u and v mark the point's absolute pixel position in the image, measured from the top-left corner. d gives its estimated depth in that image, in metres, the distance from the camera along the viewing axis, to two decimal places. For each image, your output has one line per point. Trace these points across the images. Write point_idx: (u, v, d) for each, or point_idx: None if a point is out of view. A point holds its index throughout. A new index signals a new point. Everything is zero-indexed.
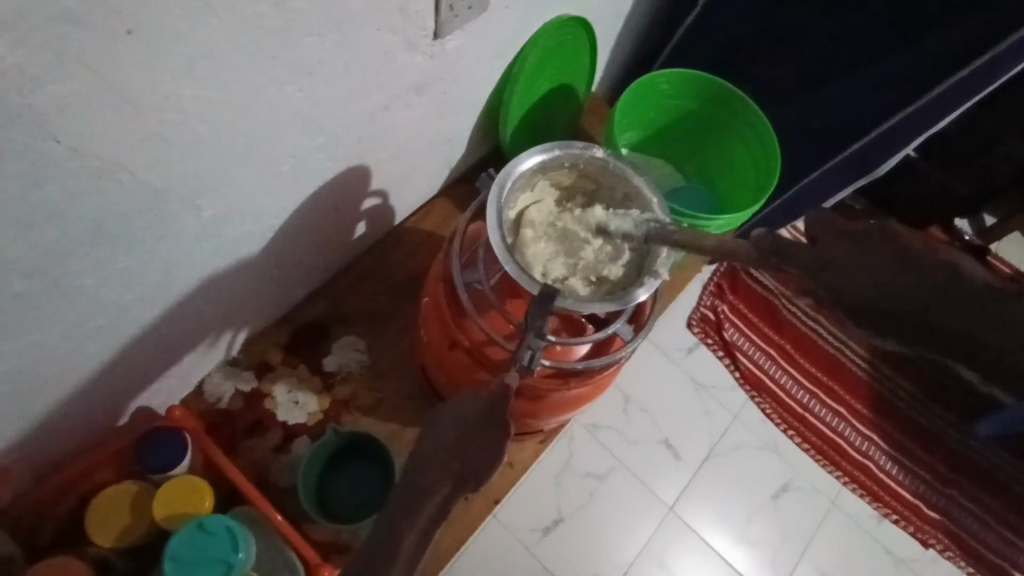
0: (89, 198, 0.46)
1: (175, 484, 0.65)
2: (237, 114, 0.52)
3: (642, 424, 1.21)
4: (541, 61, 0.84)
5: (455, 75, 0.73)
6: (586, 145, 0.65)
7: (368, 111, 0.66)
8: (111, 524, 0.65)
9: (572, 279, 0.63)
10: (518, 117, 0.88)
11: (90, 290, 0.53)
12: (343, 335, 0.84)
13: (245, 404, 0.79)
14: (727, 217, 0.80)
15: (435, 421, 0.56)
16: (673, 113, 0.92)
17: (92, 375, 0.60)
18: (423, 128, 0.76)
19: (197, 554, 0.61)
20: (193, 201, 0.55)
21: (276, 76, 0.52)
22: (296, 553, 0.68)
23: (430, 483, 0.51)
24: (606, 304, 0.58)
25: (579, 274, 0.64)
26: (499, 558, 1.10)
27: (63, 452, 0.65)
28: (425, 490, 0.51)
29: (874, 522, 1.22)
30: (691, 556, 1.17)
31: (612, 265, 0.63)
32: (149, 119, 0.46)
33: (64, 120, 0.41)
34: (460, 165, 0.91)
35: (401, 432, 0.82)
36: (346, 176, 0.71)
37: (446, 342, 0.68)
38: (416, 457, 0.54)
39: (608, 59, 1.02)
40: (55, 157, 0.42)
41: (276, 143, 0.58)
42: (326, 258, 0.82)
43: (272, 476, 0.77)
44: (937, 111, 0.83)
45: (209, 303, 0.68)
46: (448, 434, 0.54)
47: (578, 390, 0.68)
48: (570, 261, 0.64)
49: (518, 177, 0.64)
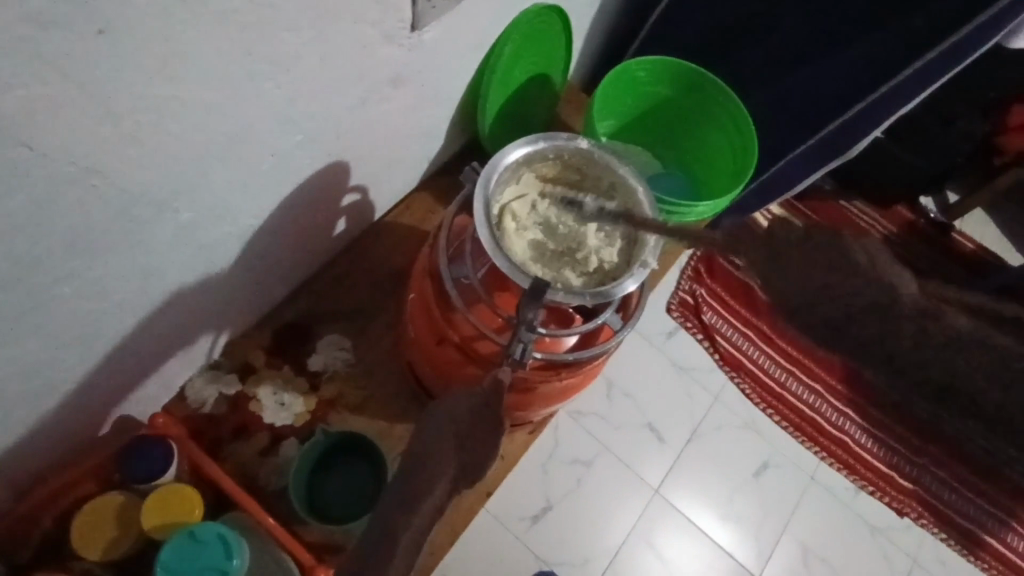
0: (63, 205, 0.45)
1: (163, 494, 0.64)
2: (211, 115, 0.50)
3: (625, 410, 1.23)
4: (517, 50, 0.83)
5: (432, 67, 0.72)
6: (572, 136, 0.65)
7: (346, 105, 0.65)
8: (97, 538, 0.63)
9: (565, 271, 0.63)
10: (496, 108, 0.88)
11: (67, 300, 0.51)
12: (327, 334, 0.83)
13: (229, 408, 0.78)
14: (706, 205, 0.80)
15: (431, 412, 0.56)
16: (648, 101, 0.92)
17: (71, 385, 0.59)
18: (402, 122, 0.75)
19: (188, 564, 0.60)
20: (170, 202, 0.53)
21: (251, 73, 0.51)
22: (290, 556, 0.67)
23: (426, 481, 0.51)
24: (597, 295, 0.58)
25: (569, 267, 0.64)
26: (490, 548, 1.11)
27: (44, 466, 0.64)
28: (425, 486, 0.50)
29: (851, 494, 1.26)
30: (678, 538, 1.19)
31: (605, 254, 0.63)
32: (123, 122, 0.44)
33: (36, 126, 0.40)
34: (439, 157, 0.90)
35: (390, 430, 0.81)
36: (325, 173, 0.70)
37: (435, 337, 0.68)
38: (414, 453, 0.53)
39: (583, 47, 1.02)
40: (24, 165, 0.41)
41: (253, 142, 0.57)
42: (307, 256, 0.80)
43: (261, 480, 0.76)
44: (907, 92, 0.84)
45: (187, 307, 0.66)
46: (442, 421, 0.54)
47: (568, 381, 0.68)
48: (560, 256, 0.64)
49: (503, 171, 0.63)
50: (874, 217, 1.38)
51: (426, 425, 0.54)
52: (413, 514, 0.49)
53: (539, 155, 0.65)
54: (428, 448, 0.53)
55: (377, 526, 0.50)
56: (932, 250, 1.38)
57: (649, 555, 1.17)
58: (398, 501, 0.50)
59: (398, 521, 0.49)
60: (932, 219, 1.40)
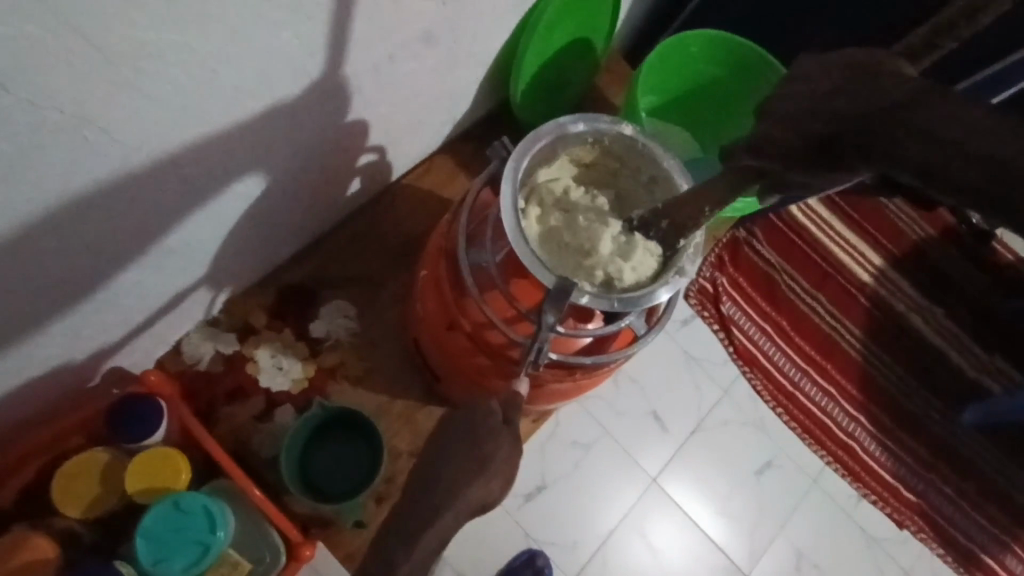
0: (50, 155, 0.41)
1: (150, 456, 0.61)
2: (220, 63, 0.45)
3: (632, 397, 1.19)
4: (561, 12, 0.76)
5: (467, 24, 0.66)
6: (614, 121, 0.60)
7: (370, 62, 0.59)
8: (79, 494, 0.61)
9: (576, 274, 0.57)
10: (531, 73, 0.81)
11: (52, 253, 0.47)
12: (333, 299, 0.79)
13: (226, 368, 0.75)
14: (748, 201, 0.75)
15: (449, 427, 0.54)
16: (697, 79, 0.86)
17: (59, 338, 0.56)
18: (430, 81, 0.70)
19: (170, 533, 0.58)
20: (172, 157, 0.49)
21: (268, 20, 0.45)
22: (277, 531, 0.65)
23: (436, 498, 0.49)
24: (625, 299, 0.55)
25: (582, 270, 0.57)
26: (480, 523, 1.10)
27: (30, 415, 0.61)
28: (436, 505, 0.49)
29: (852, 502, 1.23)
30: (669, 528, 1.17)
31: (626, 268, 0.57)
32: (120, 68, 0.39)
33: (18, 70, 0.35)
34: (466, 119, 0.84)
35: (390, 406, 0.78)
36: (342, 131, 0.65)
37: (446, 322, 0.64)
38: (427, 467, 0.52)
39: (632, 12, 0.94)
40: (4, 111, 0.36)
41: (269, 93, 0.52)
42: (317, 215, 0.76)
43: (252, 446, 0.74)
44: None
45: (187, 262, 0.62)
46: (456, 439, 0.52)
47: (581, 382, 0.64)
48: (573, 251, 0.58)
49: (536, 153, 0.59)
50: (910, 217, 1.33)
51: (441, 442, 0.52)
52: (421, 532, 0.48)
53: (577, 137, 0.60)
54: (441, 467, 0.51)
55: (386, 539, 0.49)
56: (966, 258, 1.33)
57: (639, 543, 1.15)
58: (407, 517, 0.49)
59: (404, 541, 0.48)
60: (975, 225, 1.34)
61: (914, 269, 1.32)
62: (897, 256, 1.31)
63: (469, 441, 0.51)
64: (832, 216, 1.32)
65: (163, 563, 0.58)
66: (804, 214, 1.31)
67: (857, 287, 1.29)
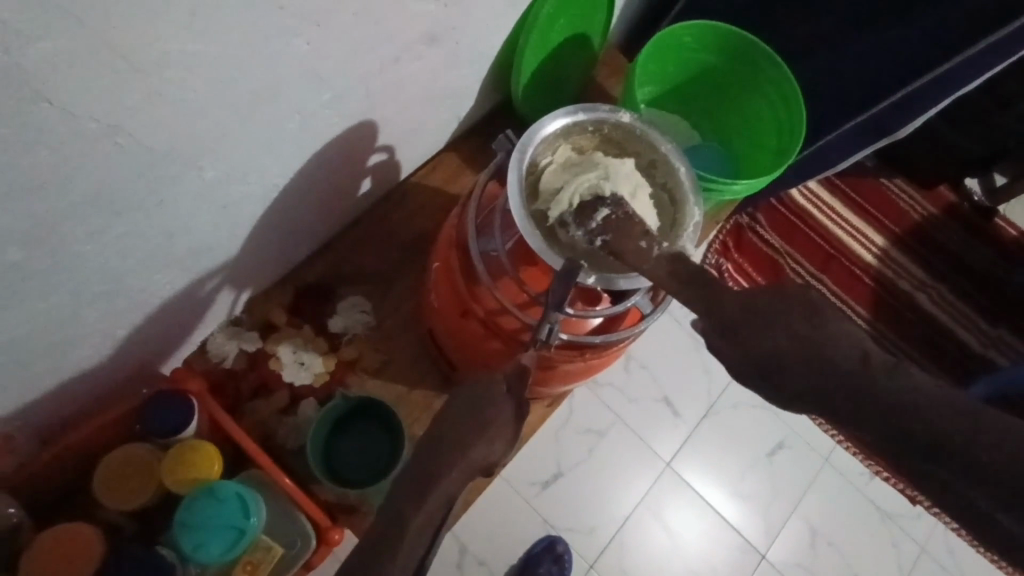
0: (86, 161, 0.43)
1: (183, 450, 0.64)
2: (237, 71, 0.48)
3: (642, 383, 1.22)
4: (557, 8, 0.79)
5: (467, 24, 0.69)
6: (612, 110, 0.63)
7: (376, 63, 0.61)
8: (119, 487, 0.64)
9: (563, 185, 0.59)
10: (531, 69, 0.84)
11: (89, 257, 0.51)
12: (349, 296, 0.82)
13: (249, 364, 0.78)
14: (748, 182, 0.77)
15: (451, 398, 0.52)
16: (693, 68, 0.88)
17: (93, 339, 0.59)
18: (432, 81, 0.72)
19: (207, 520, 0.61)
20: (194, 160, 0.52)
21: (279, 30, 0.48)
22: (307, 516, 0.68)
23: (440, 463, 0.47)
24: (609, 281, 0.56)
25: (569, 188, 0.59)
26: (501, 512, 1.13)
27: (69, 414, 0.65)
28: (436, 472, 0.47)
29: (864, 479, 1.25)
30: (686, 510, 1.19)
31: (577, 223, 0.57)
32: (149, 78, 0.42)
33: (58, 83, 0.38)
34: (470, 116, 0.87)
35: (408, 395, 0.81)
36: (352, 133, 0.68)
37: (459, 310, 0.67)
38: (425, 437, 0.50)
39: (626, 5, 0.96)
40: (49, 122, 0.39)
41: (283, 99, 0.55)
42: (331, 214, 0.79)
43: (278, 438, 0.77)
44: (948, 84, 0.80)
45: (209, 264, 0.65)
46: (462, 409, 0.50)
47: (591, 362, 0.67)
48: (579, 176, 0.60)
49: (541, 142, 0.62)
50: (911, 197, 1.35)
51: (445, 411, 0.51)
52: (425, 499, 0.46)
53: (578, 127, 0.63)
54: (442, 435, 0.49)
55: (388, 507, 0.47)
56: (969, 235, 1.35)
57: (657, 526, 1.18)
58: (410, 483, 0.47)
59: (408, 506, 0.46)
60: (975, 202, 1.36)
61: (918, 246, 1.33)
62: (899, 235, 1.33)
63: (474, 412, 0.50)
64: (834, 198, 1.33)
65: (201, 548, 0.61)
66: (805, 197, 1.33)
67: (863, 267, 1.31)
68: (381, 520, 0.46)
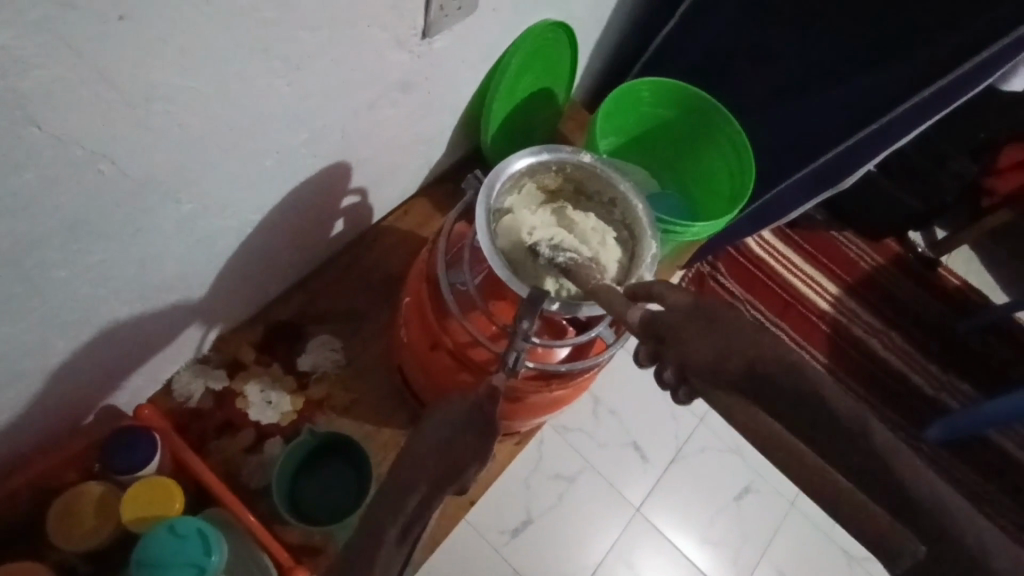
0: (68, 188, 0.45)
1: (144, 487, 0.63)
2: (220, 106, 0.50)
3: (610, 427, 1.23)
4: (524, 64, 0.84)
5: (440, 74, 0.73)
6: (575, 150, 0.67)
7: (353, 107, 0.65)
8: (75, 526, 0.62)
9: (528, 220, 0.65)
10: (499, 120, 0.88)
11: (62, 283, 0.51)
12: (318, 334, 0.83)
13: (214, 403, 0.77)
14: (703, 226, 0.81)
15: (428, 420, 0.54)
16: (650, 122, 0.94)
17: (58, 370, 0.59)
18: (406, 127, 0.76)
19: (166, 557, 0.60)
20: (173, 191, 0.53)
21: (262, 71, 0.51)
22: (268, 556, 0.66)
23: (415, 478, 0.49)
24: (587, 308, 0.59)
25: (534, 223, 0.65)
26: (466, 558, 1.10)
27: (26, 450, 0.63)
28: (411, 484, 0.48)
29: (830, 522, 1.26)
30: (655, 557, 1.18)
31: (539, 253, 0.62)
32: (137, 109, 0.45)
33: (49, 107, 0.40)
34: (441, 163, 0.91)
35: (376, 433, 0.81)
36: (326, 174, 0.70)
37: (429, 343, 0.69)
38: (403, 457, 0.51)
39: (588, 65, 1.03)
40: (36, 145, 0.41)
41: (262, 136, 0.57)
42: (304, 254, 0.80)
43: (243, 477, 0.76)
44: (892, 134, 0.84)
45: (180, 298, 0.66)
46: (441, 429, 0.51)
47: (559, 393, 0.69)
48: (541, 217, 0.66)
49: (507, 180, 0.65)
50: (860, 248, 1.42)
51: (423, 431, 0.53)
52: (401, 510, 0.47)
53: (543, 166, 0.67)
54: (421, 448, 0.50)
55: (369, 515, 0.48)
56: (916, 284, 1.42)
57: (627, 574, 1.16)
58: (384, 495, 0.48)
59: (387, 517, 0.47)
60: (919, 253, 1.44)
61: (869, 294, 1.39)
62: (851, 283, 1.39)
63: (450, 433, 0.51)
64: (787, 249, 1.40)
65: None
66: (761, 246, 1.39)
67: (817, 313, 1.36)
68: (358, 537, 0.48)
